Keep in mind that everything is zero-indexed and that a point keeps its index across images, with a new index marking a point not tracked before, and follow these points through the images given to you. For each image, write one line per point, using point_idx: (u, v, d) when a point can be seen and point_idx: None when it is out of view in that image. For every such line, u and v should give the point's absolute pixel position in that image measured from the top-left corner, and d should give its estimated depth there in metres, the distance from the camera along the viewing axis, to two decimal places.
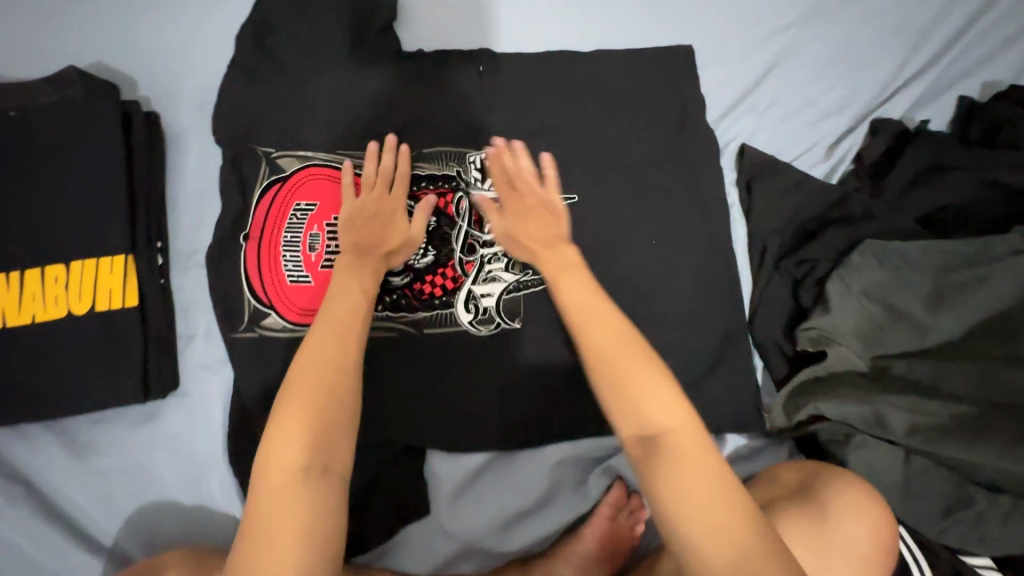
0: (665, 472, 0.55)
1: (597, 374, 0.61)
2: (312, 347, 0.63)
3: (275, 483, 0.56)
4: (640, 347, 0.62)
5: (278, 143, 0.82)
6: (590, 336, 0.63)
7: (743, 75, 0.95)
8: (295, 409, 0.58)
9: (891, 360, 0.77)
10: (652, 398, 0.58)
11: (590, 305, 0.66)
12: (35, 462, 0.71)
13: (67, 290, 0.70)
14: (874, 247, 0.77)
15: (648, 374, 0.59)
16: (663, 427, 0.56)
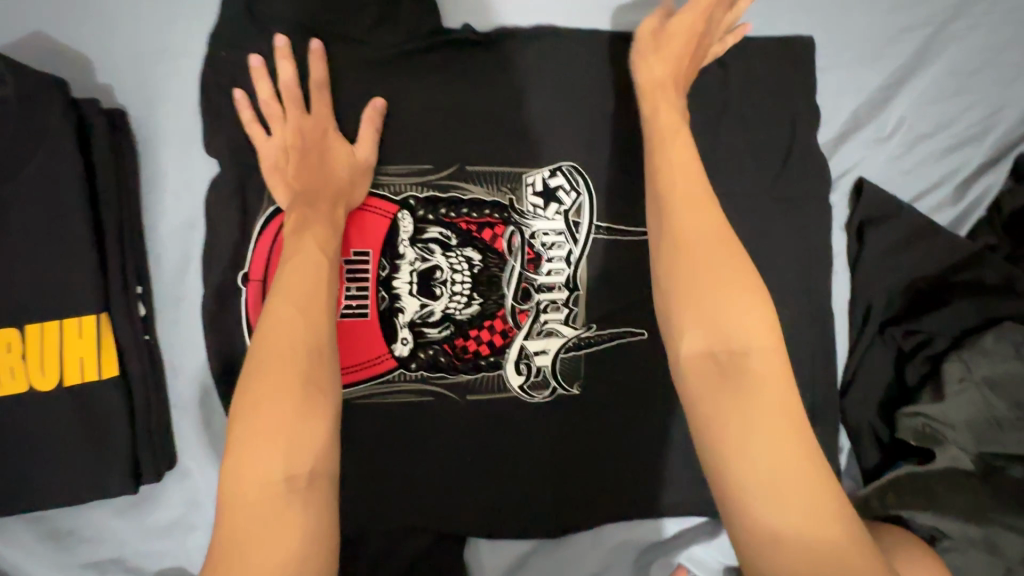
0: (730, 396, 0.46)
1: (668, 284, 0.51)
2: (270, 343, 0.50)
3: (237, 513, 0.45)
4: (723, 244, 0.51)
5: None
6: (672, 218, 0.53)
7: (866, 84, 0.76)
8: (261, 428, 0.47)
9: (1006, 461, 0.67)
10: (741, 315, 0.48)
11: (694, 212, 0.53)
12: (8, 555, 0.60)
13: (25, 360, 0.56)
14: (1014, 334, 0.66)
15: (748, 303, 0.48)
16: (732, 354, 0.47)
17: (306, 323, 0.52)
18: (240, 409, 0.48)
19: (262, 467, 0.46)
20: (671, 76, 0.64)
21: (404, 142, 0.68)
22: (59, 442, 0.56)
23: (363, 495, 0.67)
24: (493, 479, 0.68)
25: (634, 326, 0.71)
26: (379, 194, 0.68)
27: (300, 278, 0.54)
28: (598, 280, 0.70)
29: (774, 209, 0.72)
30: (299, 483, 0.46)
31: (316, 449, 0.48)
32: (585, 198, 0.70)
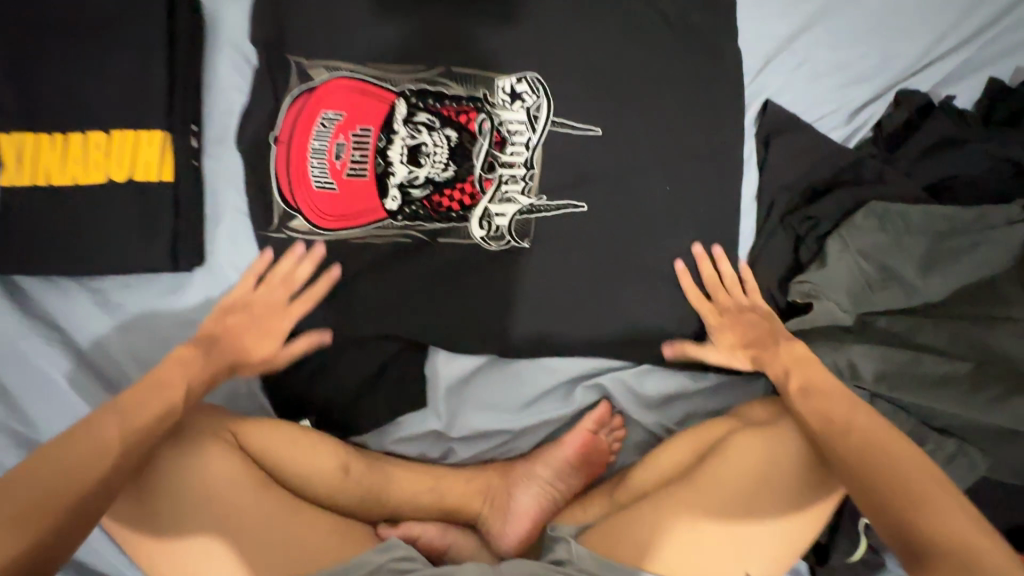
0: (948, 557, 0.54)
1: (859, 468, 0.65)
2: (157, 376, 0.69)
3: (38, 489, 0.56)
4: (899, 453, 0.64)
5: (312, 53, 0.82)
6: (837, 445, 0.68)
7: (779, 30, 0.93)
8: (90, 424, 0.61)
9: (876, 316, 0.80)
10: (862, 418, 0.69)
11: (804, 359, 0.77)
12: (70, 315, 0.77)
13: (107, 156, 0.74)
14: (879, 208, 0.81)
15: (920, 473, 0.62)
16: (859, 446, 0.66)
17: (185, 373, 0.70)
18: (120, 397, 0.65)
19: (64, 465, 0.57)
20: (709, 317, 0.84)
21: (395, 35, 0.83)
22: (122, 228, 0.75)
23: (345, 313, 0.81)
24: (450, 309, 0.82)
25: (576, 200, 0.85)
26: (380, 84, 0.83)
27: (182, 355, 0.72)
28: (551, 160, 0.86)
29: (700, 115, 0.88)
30: (105, 456, 0.59)
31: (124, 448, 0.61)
32: (544, 99, 0.86)
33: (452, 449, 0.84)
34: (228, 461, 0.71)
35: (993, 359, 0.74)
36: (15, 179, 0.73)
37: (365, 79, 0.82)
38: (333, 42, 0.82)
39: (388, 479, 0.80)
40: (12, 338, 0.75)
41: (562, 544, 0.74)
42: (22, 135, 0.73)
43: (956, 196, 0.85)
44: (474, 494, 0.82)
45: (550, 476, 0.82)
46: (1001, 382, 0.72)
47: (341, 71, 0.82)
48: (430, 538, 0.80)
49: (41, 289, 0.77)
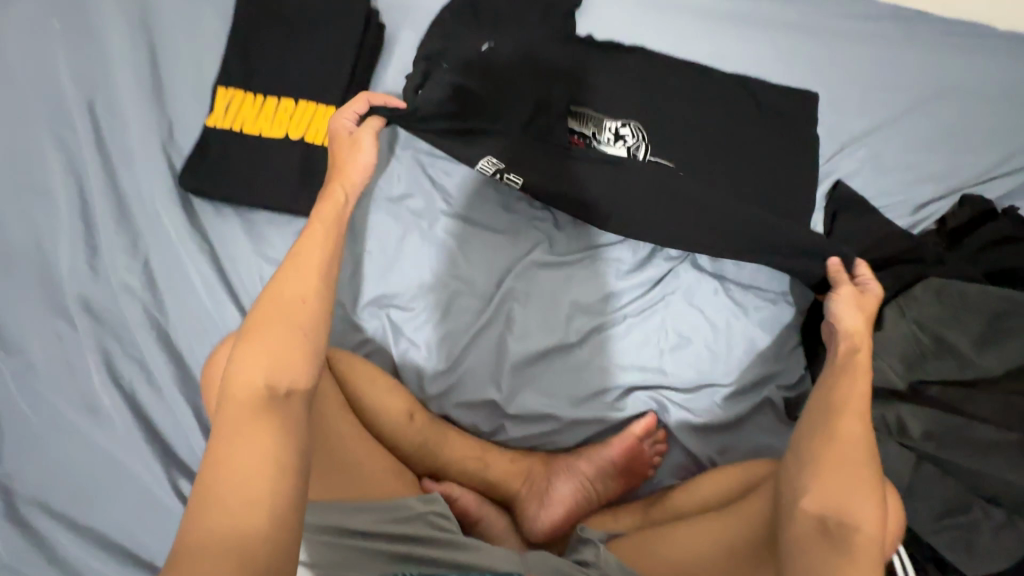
0: (829, 558, 0.61)
1: (814, 462, 0.67)
2: (293, 265, 0.66)
3: (241, 396, 0.57)
4: (864, 457, 0.66)
5: (453, 50, 0.94)
6: (842, 434, 0.68)
7: (854, 128, 1.07)
8: (264, 325, 0.61)
9: (928, 384, 0.83)
10: (851, 495, 0.64)
11: (856, 405, 0.70)
12: (220, 235, 0.91)
13: (290, 119, 0.93)
14: (937, 283, 0.87)
15: (868, 487, 0.65)
16: (832, 453, 0.67)
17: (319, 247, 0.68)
18: (270, 303, 0.63)
19: (255, 372, 0.58)
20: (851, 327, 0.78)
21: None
22: (282, 174, 0.91)
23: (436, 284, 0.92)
24: (529, 298, 0.92)
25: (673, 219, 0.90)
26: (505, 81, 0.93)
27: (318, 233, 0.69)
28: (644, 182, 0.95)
29: (778, 179, 0.97)
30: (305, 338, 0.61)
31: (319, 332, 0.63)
32: (644, 142, 0.98)
33: (503, 426, 0.88)
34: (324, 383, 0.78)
35: None
36: (219, 124, 0.93)
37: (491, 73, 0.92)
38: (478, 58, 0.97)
39: (443, 439, 0.84)
40: (172, 242, 0.89)
41: (590, 547, 0.76)
42: (234, 93, 0.94)
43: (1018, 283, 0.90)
44: (515, 474, 0.86)
45: (592, 473, 0.84)
46: None
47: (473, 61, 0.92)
48: (465, 505, 0.83)
49: (205, 210, 0.92)
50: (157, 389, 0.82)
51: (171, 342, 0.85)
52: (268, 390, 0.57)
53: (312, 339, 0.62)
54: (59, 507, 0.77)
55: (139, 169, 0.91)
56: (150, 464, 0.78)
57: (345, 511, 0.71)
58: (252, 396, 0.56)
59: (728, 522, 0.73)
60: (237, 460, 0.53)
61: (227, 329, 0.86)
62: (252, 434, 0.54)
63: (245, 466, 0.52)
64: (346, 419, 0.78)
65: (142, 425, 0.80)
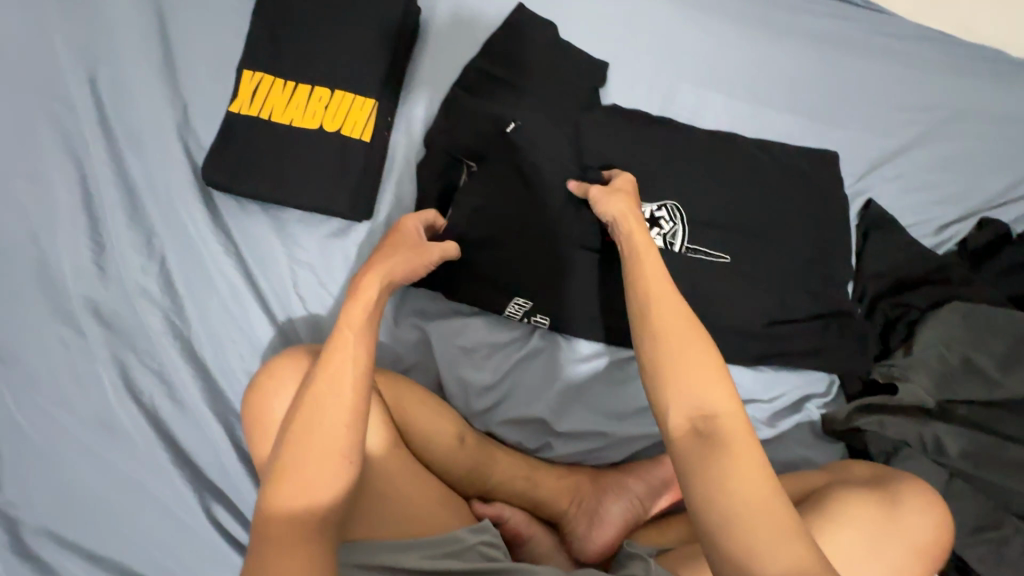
0: (709, 466, 0.58)
1: (667, 366, 0.63)
2: (319, 389, 0.61)
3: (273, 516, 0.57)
4: (692, 336, 0.64)
5: (498, 68, 0.96)
6: (662, 324, 0.65)
7: (883, 147, 1.09)
8: (299, 444, 0.59)
9: (956, 403, 0.87)
10: (699, 393, 0.62)
11: (664, 291, 0.68)
12: (245, 233, 0.83)
13: (325, 109, 0.85)
14: (964, 308, 0.90)
15: (704, 369, 0.63)
16: (670, 352, 0.64)
17: (351, 365, 0.63)
18: (290, 435, 0.60)
19: (279, 513, 0.57)
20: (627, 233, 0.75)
21: (570, 80, 0.98)
22: (317, 171, 0.84)
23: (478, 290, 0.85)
24: (580, 307, 0.85)
25: (718, 251, 0.96)
26: (551, 102, 0.96)
27: (343, 341, 0.64)
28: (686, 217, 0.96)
29: (808, 203, 1.01)
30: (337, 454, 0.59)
31: (350, 449, 0.60)
32: (682, 225, 0.95)
33: (549, 443, 0.86)
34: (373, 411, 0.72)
35: None
36: (242, 110, 0.84)
37: (537, 97, 0.95)
38: (522, 70, 0.96)
39: (492, 458, 0.81)
40: (192, 242, 0.81)
41: (640, 561, 0.76)
42: (260, 77, 0.85)
43: None
44: (564, 493, 0.84)
45: (642, 492, 0.84)
46: None
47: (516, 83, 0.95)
48: (516, 524, 0.81)
49: (228, 205, 0.84)
50: (181, 406, 0.75)
51: (195, 354, 0.77)
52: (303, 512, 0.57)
53: (340, 458, 0.59)
54: (75, 537, 0.69)
55: (152, 158, 0.82)
56: (179, 489, 0.72)
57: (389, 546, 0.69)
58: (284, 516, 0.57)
59: None
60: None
61: (259, 340, 0.79)
62: (288, 557, 0.56)
63: None
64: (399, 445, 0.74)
65: (166, 445, 0.73)
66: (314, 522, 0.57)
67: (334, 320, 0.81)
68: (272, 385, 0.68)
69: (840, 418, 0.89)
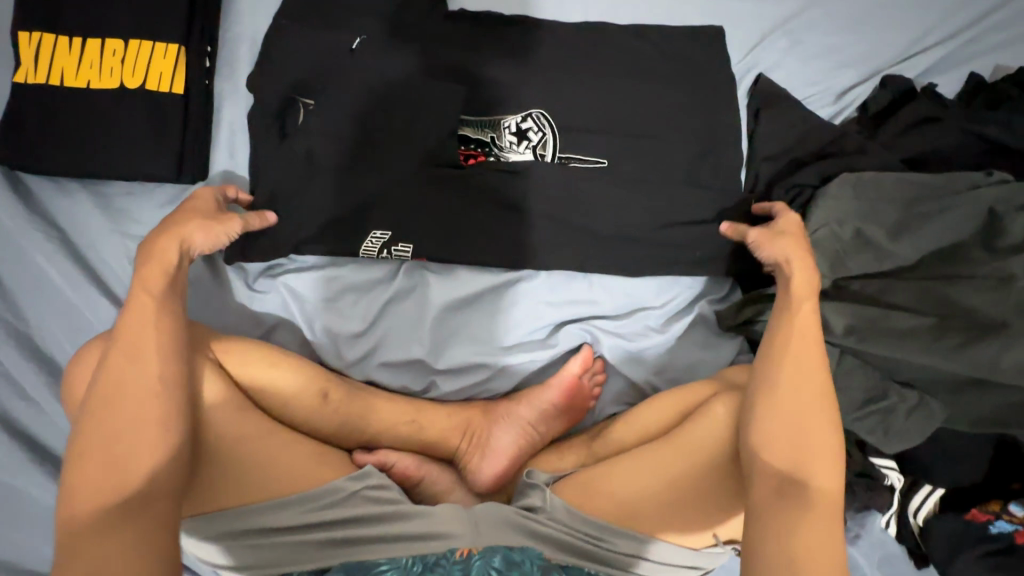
0: (792, 518, 0.61)
1: (783, 424, 0.65)
2: (118, 370, 0.59)
3: (85, 501, 0.54)
4: (819, 401, 0.66)
5: None
6: (778, 378, 0.68)
7: (774, 14, 0.99)
8: (104, 422, 0.57)
9: (849, 280, 0.83)
10: (817, 458, 0.64)
11: (800, 347, 0.69)
12: (69, 215, 0.78)
13: (123, 64, 0.76)
14: (854, 180, 0.84)
15: (826, 437, 0.65)
16: (762, 406, 0.67)
17: (158, 336, 0.61)
18: (99, 411, 0.58)
19: (88, 496, 0.54)
20: (804, 295, 0.72)
21: None
22: (128, 136, 0.77)
23: (336, 242, 0.81)
24: (442, 242, 0.82)
25: (596, 156, 0.89)
26: (389, 18, 0.86)
27: (143, 306, 0.62)
28: (556, 129, 0.89)
29: (691, 90, 0.93)
30: (144, 429, 0.57)
31: (173, 416, 0.59)
32: (550, 134, 0.88)
33: (434, 382, 0.84)
34: (209, 382, 0.69)
35: (956, 313, 0.77)
36: (29, 79, 0.75)
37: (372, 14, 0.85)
38: None
39: (368, 409, 0.79)
40: (12, 233, 0.76)
41: (538, 492, 0.77)
42: (40, 36, 0.76)
43: (930, 167, 0.89)
44: (453, 430, 0.83)
45: (532, 417, 0.83)
46: (962, 330, 0.76)
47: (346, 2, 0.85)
48: (405, 469, 0.80)
49: (45, 189, 0.78)
50: (34, 403, 0.73)
51: (40, 348, 0.75)
52: (119, 490, 0.55)
53: (161, 424, 0.58)
54: None
55: None
56: (46, 483, 0.71)
57: (260, 512, 0.67)
58: (97, 499, 0.54)
59: (680, 458, 0.74)
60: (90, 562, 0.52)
61: (102, 326, 0.75)
62: (106, 534, 0.53)
63: (95, 564, 0.52)
64: (249, 414, 0.71)
65: (27, 445, 0.72)
66: (129, 501, 0.55)
67: None
68: (90, 362, 0.64)
69: (732, 313, 0.86)
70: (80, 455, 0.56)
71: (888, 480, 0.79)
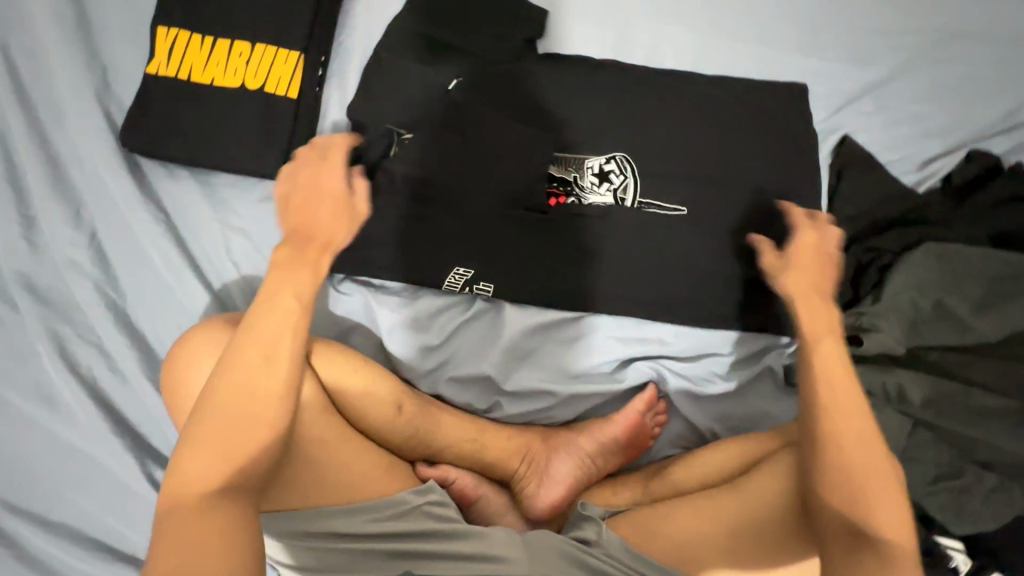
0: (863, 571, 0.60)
1: (842, 469, 0.63)
2: (246, 359, 0.61)
3: (194, 484, 0.56)
4: (875, 445, 0.64)
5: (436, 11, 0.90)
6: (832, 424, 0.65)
7: (865, 77, 0.99)
8: (222, 408, 0.59)
9: (926, 349, 0.83)
10: (886, 511, 0.62)
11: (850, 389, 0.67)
12: (175, 200, 0.81)
13: (247, 65, 0.81)
14: (937, 250, 0.84)
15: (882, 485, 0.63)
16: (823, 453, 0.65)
17: (286, 329, 0.63)
18: (215, 395, 0.59)
19: (200, 479, 0.56)
20: (811, 290, 0.74)
21: (515, 23, 0.91)
22: (240, 132, 0.80)
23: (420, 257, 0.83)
24: (525, 266, 0.84)
25: (677, 204, 0.89)
26: (494, 50, 0.90)
27: (287, 301, 0.64)
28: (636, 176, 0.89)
29: (777, 144, 0.94)
30: (261, 421, 0.59)
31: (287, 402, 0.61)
32: (631, 180, 0.89)
33: (498, 403, 0.85)
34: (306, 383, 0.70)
35: None
36: (160, 71, 0.80)
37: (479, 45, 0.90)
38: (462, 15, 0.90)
39: (436, 423, 0.80)
40: (121, 211, 0.79)
41: (591, 525, 0.76)
42: (176, 33, 0.81)
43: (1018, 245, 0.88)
44: (513, 454, 0.83)
45: (593, 450, 0.83)
46: None
47: (455, 30, 0.90)
48: (463, 487, 0.81)
49: (157, 173, 0.81)
50: (120, 375, 0.76)
51: (131, 324, 0.77)
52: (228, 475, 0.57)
53: (276, 409, 0.60)
54: (30, 504, 0.72)
55: (73, 126, 0.80)
56: (122, 457, 0.73)
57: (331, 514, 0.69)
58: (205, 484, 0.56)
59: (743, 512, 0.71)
60: (193, 547, 0.53)
61: (193, 310, 0.78)
62: (217, 519, 0.54)
63: (201, 547, 0.53)
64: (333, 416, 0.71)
65: (107, 415, 0.74)
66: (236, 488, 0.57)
67: None
68: (191, 345, 0.67)
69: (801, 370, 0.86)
70: (192, 439, 0.58)
71: (953, 564, 0.75)
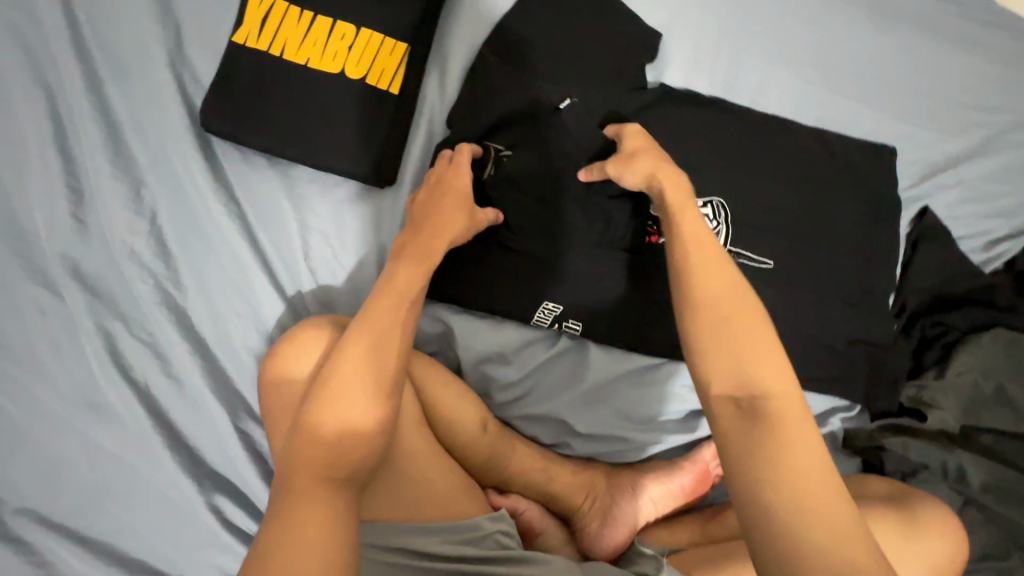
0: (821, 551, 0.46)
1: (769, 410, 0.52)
2: (369, 330, 0.59)
3: (313, 448, 0.53)
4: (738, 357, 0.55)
5: (549, 18, 0.83)
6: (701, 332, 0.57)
7: (951, 148, 1.00)
8: (340, 374, 0.57)
9: (979, 431, 0.85)
10: (802, 453, 0.50)
11: (722, 298, 0.58)
12: (249, 191, 0.73)
13: (348, 51, 0.72)
14: (1006, 338, 0.88)
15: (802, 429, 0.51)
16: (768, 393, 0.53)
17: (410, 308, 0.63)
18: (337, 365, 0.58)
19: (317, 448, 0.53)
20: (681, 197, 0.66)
21: (631, 42, 0.84)
22: (332, 125, 0.72)
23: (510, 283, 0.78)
24: (618, 306, 0.79)
25: (762, 257, 0.89)
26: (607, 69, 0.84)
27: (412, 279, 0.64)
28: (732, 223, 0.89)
29: (868, 207, 0.93)
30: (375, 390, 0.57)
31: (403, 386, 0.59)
32: (725, 226, 0.88)
33: (567, 442, 0.82)
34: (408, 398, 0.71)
35: None
36: (250, 43, 0.71)
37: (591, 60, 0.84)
38: (576, 25, 0.84)
39: (512, 454, 0.79)
40: (189, 198, 0.71)
41: (650, 560, 0.73)
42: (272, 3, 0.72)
43: None
44: (579, 488, 0.82)
45: (658, 494, 0.81)
46: None
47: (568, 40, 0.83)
48: (530, 519, 0.80)
49: (229, 156, 0.73)
50: (176, 382, 0.68)
51: (190, 327, 0.69)
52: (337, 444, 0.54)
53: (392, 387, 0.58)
54: (62, 520, 0.64)
55: (141, 97, 0.71)
56: (175, 476, 0.67)
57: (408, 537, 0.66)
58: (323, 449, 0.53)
59: None
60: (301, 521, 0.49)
61: (262, 318, 0.71)
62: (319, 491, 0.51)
63: (308, 524, 0.49)
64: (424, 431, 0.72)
65: (159, 425, 0.67)
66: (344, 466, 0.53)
67: (349, 301, 0.72)
68: (288, 355, 0.63)
69: (863, 436, 0.88)
70: (315, 403, 0.56)
71: None
